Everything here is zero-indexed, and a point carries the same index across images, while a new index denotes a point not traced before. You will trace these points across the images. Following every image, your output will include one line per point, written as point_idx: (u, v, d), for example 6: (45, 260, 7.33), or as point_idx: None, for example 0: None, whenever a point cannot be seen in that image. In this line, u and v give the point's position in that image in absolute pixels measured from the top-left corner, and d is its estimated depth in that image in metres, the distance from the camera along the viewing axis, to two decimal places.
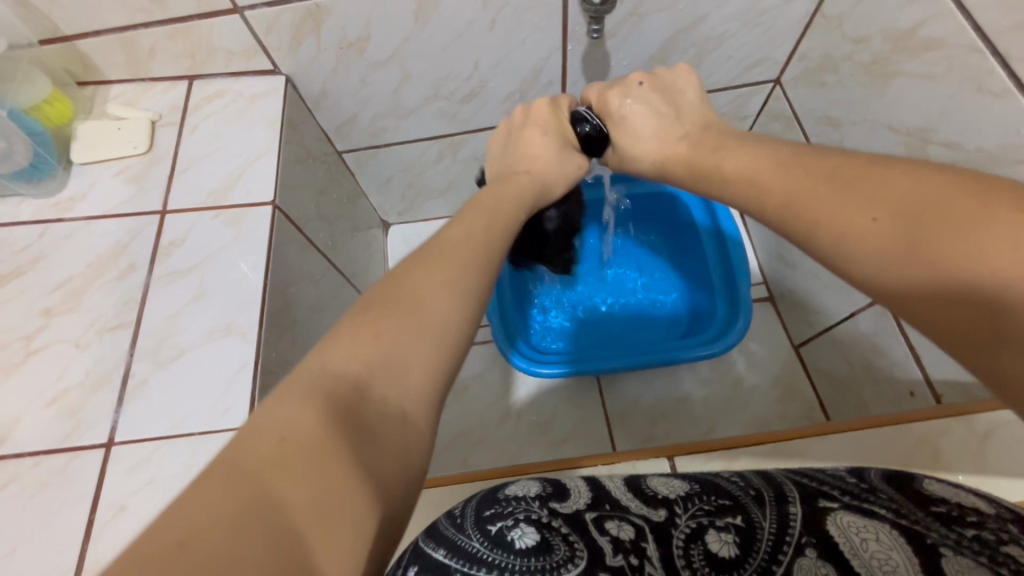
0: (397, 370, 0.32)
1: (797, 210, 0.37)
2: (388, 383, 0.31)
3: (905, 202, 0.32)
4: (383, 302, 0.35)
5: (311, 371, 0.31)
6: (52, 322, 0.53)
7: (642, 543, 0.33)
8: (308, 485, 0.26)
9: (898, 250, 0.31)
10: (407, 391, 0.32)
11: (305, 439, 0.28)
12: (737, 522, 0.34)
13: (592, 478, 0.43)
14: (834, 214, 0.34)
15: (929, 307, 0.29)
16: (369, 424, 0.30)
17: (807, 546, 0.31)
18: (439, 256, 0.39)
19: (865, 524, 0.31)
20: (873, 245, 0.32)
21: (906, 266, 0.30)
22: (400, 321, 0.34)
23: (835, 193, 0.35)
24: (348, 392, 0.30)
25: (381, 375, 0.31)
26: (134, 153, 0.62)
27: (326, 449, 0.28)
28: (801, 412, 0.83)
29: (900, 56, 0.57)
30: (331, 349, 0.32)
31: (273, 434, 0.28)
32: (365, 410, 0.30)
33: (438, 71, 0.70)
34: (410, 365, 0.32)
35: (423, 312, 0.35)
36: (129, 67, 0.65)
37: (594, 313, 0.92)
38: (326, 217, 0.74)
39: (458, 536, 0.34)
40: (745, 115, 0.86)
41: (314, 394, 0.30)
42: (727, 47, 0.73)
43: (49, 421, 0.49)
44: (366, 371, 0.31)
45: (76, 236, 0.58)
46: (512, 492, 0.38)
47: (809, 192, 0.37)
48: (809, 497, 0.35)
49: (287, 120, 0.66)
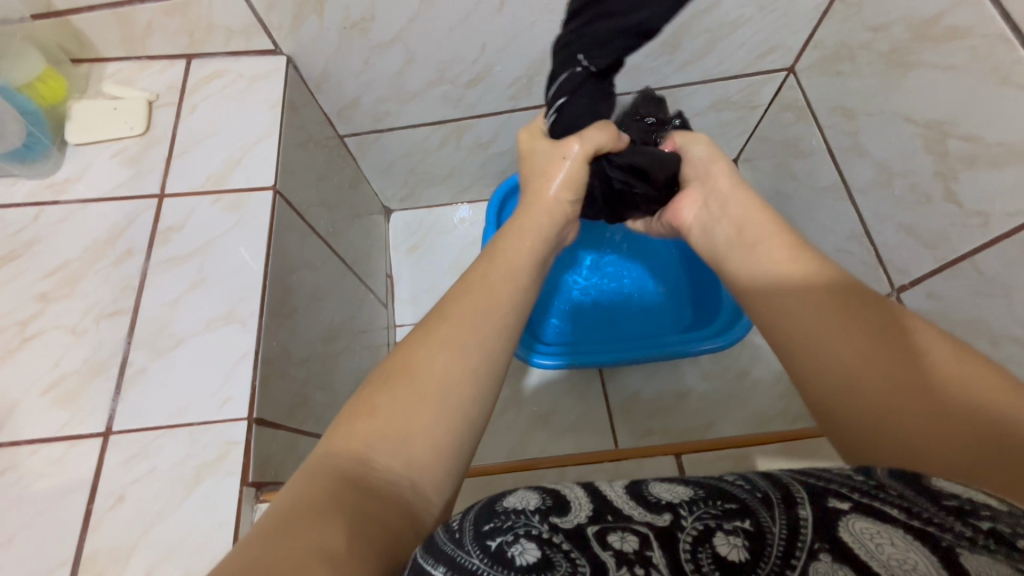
0: (399, 445, 0.34)
1: (787, 313, 0.42)
2: (394, 456, 0.34)
3: (887, 334, 0.37)
4: (384, 379, 0.38)
5: (315, 458, 0.34)
6: (48, 307, 0.52)
7: (647, 552, 0.31)
8: (315, 533, 0.29)
9: (890, 380, 0.35)
10: (412, 461, 0.34)
11: (310, 506, 0.31)
12: (746, 526, 0.31)
13: (593, 487, 0.38)
14: (821, 336, 0.39)
15: (922, 426, 0.33)
16: (372, 489, 0.32)
17: (819, 551, 0.29)
18: (449, 315, 0.42)
19: (878, 530, 0.28)
20: (861, 365, 0.37)
21: (901, 390, 0.34)
22: (397, 393, 0.37)
23: (824, 314, 0.40)
24: (350, 465, 0.33)
25: (381, 447, 0.34)
26: (131, 134, 0.60)
27: (333, 507, 0.31)
28: (803, 408, 0.83)
29: (921, 45, 0.55)
30: (333, 434, 0.35)
31: (283, 507, 0.31)
32: (369, 480, 0.33)
33: (443, 54, 0.68)
34: (412, 433, 0.35)
35: (419, 380, 0.37)
36: (126, 44, 0.63)
37: (604, 311, 0.91)
38: (326, 203, 0.72)
39: (458, 554, 0.31)
40: (756, 104, 0.84)
41: (318, 470, 0.33)
42: (740, 33, 0.71)
43: (45, 409, 0.48)
44: (366, 445, 0.34)
45: (71, 219, 0.57)
46: (511, 504, 0.34)
47: (812, 318, 0.40)
48: (818, 496, 0.31)
49: (288, 103, 0.64)
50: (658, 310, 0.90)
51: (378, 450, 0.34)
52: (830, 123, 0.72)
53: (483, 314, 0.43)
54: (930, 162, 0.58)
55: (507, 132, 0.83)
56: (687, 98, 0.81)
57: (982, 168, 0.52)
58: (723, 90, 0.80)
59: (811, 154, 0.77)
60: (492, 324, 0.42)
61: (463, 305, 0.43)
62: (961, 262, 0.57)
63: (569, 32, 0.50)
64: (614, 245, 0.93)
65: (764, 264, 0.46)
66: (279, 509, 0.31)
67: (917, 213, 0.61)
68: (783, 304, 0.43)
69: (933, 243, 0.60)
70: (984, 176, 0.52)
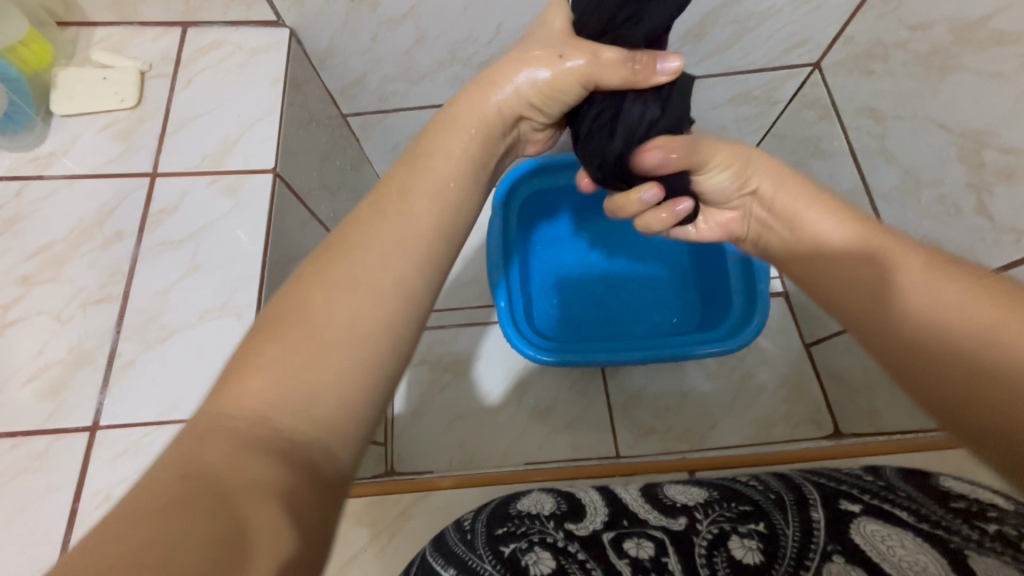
0: (302, 403, 0.28)
1: (822, 266, 0.45)
2: (291, 414, 0.27)
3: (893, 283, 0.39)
4: (278, 320, 0.30)
5: (205, 414, 0.28)
6: (31, 291, 0.49)
7: (664, 559, 0.40)
8: (216, 520, 0.24)
9: (904, 337, 0.37)
10: (317, 420, 0.28)
11: (208, 474, 0.25)
12: (760, 529, 0.40)
13: (609, 490, 0.49)
14: (846, 297, 0.42)
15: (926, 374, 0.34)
16: (269, 455, 0.26)
17: (833, 554, 0.37)
18: (339, 252, 0.34)
19: (889, 532, 0.37)
20: (879, 322, 0.39)
21: (907, 337, 0.37)
22: (295, 344, 0.29)
23: (849, 274, 0.43)
24: (247, 425, 0.27)
25: (280, 403, 0.27)
26: (121, 107, 0.57)
27: (230, 480, 0.25)
28: (807, 412, 0.82)
29: (963, 48, 0.53)
30: (223, 386, 0.28)
31: (172, 471, 0.25)
32: (268, 442, 0.27)
33: (456, 34, 0.64)
34: (317, 390, 0.28)
35: (317, 328, 0.30)
36: (117, 8, 0.59)
37: (592, 297, 0.89)
38: (328, 186, 0.69)
39: (472, 560, 0.41)
40: (777, 99, 0.81)
41: (211, 430, 0.27)
42: (769, 25, 0.68)
43: (27, 401, 0.46)
44: (261, 403, 0.27)
45: (57, 196, 0.53)
46: (526, 509, 0.45)
47: (840, 277, 0.43)
48: (830, 502, 0.41)
49: (290, 79, 0.60)
50: (642, 297, 0.89)
51: (276, 408, 0.27)
52: (855, 124, 0.69)
53: (375, 248, 0.34)
54: (962, 173, 0.55)
55: None
56: (706, 91, 0.78)
57: (1019, 182, 0.50)
58: (745, 84, 0.77)
59: (832, 155, 0.75)
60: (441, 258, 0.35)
61: (413, 238, 0.35)
62: None
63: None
64: (595, 227, 0.91)
65: (803, 233, 0.47)
66: (166, 476, 0.25)
67: (944, 225, 0.59)
68: (812, 260, 0.46)
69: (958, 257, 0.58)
70: (1019, 191, 0.50)
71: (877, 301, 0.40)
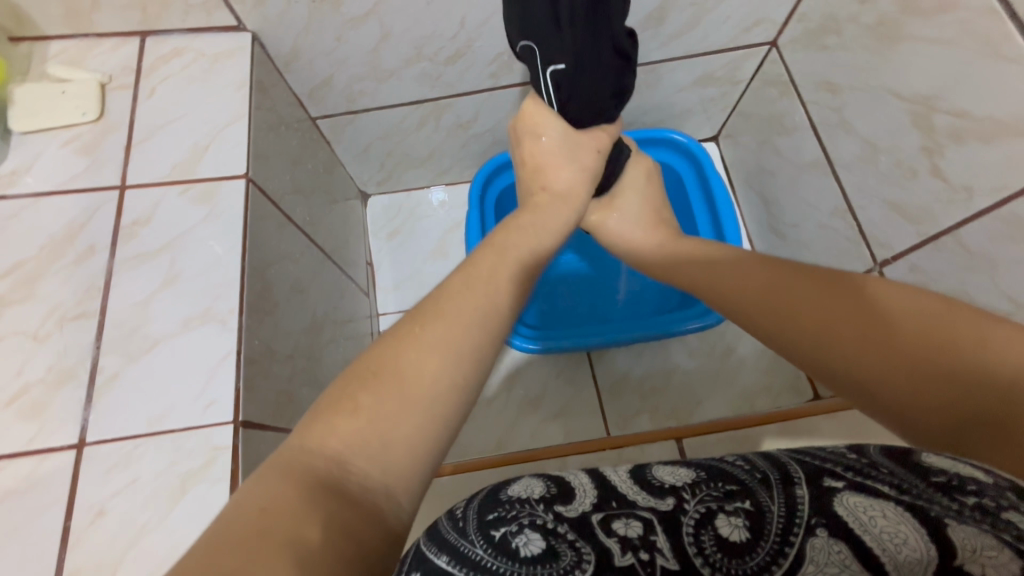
0: (377, 449, 0.30)
1: (745, 278, 0.46)
2: (369, 460, 0.30)
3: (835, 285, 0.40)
4: (371, 371, 0.33)
5: (291, 448, 0.30)
6: (5, 312, 0.48)
7: (651, 537, 0.37)
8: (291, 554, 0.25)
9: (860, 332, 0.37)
10: (390, 467, 0.30)
11: (286, 508, 0.27)
12: (746, 506, 0.36)
13: (600, 475, 0.48)
14: (778, 297, 0.43)
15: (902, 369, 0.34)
16: (347, 495, 0.28)
17: (817, 528, 0.33)
18: (431, 320, 0.36)
19: (872, 503, 0.32)
20: (824, 321, 0.39)
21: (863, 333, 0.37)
22: (382, 395, 0.32)
23: (778, 281, 0.44)
24: (325, 467, 0.29)
25: (361, 451, 0.30)
26: (83, 121, 0.56)
27: (307, 513, 0.27)
28: (788, 382, 0.84)
29: (909, 18, 0.55)
30: (310, 426, 0.31)
31: (253, 507, 0.27)
32: (345, 485, 0.28)
33: (421, 29, 0.64)
34: (393, 439, 0.30)
35: (403, 382, 0.32)
36: (71, 20, 0.58)
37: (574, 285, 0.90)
38: (302, 189, 0.68)
39: (461, 543, 0.39)
40: (739, 79, 0.83)
41: (291, 468, 0.29)
42: (725, 7, 0.69)
43: (9, 422, 0.45)
44: (342, 447, 0.30)
45: (23, 214, 0.52)
46: (516, 494, 0.43)
47: (771, 279, 0.44)
48: (815, 478, 0.36)
49: (256, 83, 0.60)
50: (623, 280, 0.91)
51: (355, 453, 0.29)
52: (815, 99, 0.72)
53: (465, 322, 0.37)
54: (917, 138, 0.58)
55: (487, 111, 0.80)
56: (670, 74, 0.79)
57: (969, 143, 0.52)
58: (707, 66, 0.79)
59: (794, 130, 0.77)
60: (459, 292, 0.38)
61: (455, 284, 0.40)
62: (945, 237, 0.58)
63: (607, 57, 0.47)
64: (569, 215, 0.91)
65: (726, 260, 0.49)
66: (248, 515, 0.26)
67: (902, 189, 0.61)
68: (733, 273, 0.48)
69: (918, 219, 0.60)
70: (970, 151, 0.53)
71: (821, 300, 0.40)
